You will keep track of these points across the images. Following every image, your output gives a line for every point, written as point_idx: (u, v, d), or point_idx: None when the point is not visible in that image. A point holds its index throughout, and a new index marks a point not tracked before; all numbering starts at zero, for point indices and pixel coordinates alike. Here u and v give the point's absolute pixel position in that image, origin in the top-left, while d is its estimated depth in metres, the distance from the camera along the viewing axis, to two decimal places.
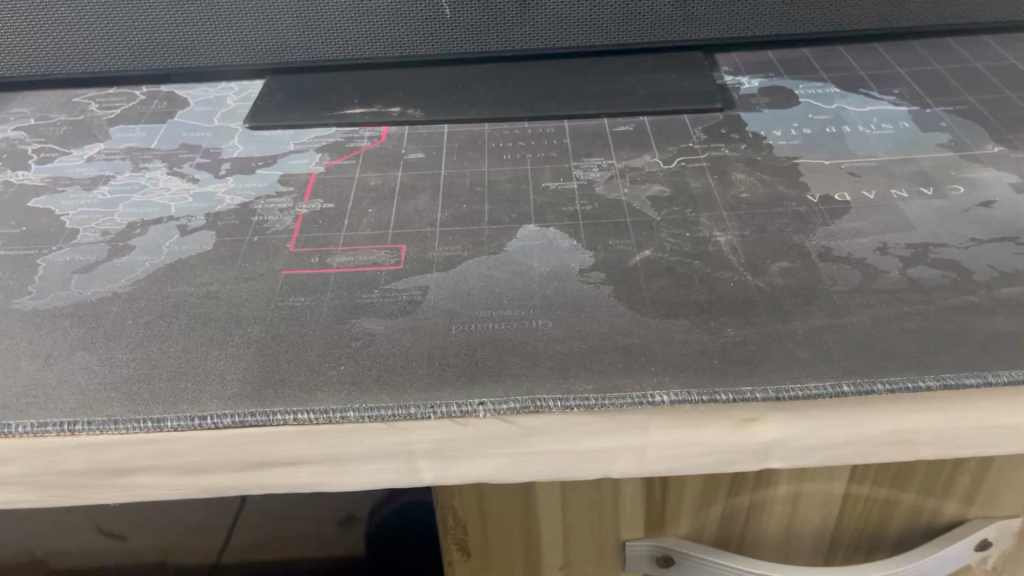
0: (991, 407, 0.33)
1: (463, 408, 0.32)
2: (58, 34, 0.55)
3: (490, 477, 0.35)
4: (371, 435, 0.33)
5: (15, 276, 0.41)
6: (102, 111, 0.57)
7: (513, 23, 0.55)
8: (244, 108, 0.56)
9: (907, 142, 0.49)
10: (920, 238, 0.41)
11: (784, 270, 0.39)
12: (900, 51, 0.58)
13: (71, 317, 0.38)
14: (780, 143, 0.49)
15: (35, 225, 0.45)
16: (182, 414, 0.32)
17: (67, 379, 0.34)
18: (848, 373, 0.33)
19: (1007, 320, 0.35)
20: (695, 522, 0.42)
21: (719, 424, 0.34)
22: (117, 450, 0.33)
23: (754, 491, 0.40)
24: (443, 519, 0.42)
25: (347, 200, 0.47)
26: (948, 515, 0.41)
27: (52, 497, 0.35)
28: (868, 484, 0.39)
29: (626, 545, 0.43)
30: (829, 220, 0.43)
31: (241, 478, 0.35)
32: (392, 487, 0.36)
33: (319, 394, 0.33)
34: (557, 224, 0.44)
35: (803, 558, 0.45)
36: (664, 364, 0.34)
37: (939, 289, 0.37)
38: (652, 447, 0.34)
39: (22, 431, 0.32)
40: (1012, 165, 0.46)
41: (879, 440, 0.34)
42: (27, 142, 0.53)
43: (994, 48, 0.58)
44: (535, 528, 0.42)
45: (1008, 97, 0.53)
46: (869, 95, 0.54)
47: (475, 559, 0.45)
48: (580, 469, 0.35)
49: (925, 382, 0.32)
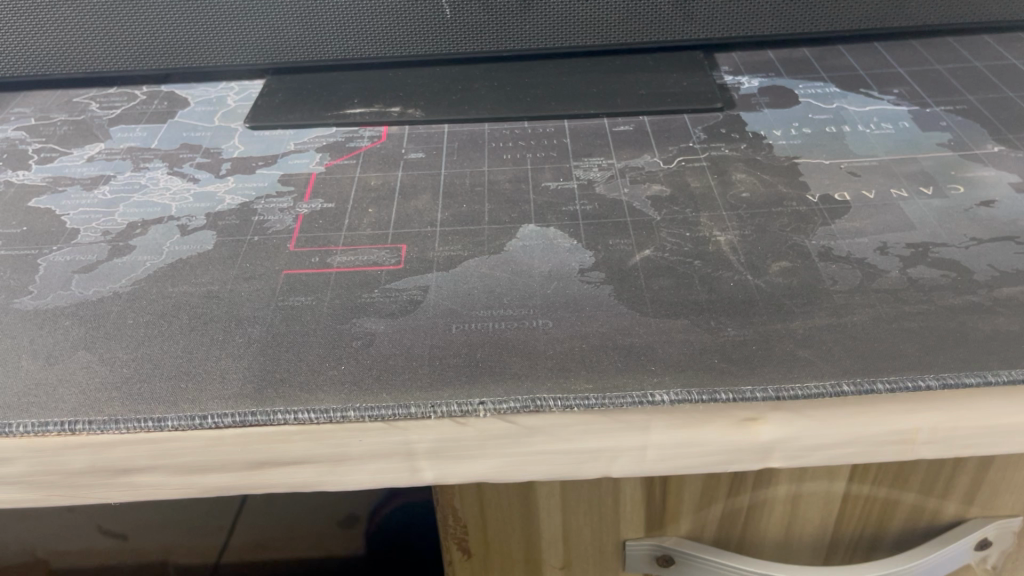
0: (991, 407, 0.33)
1: (464, 408, 0.32)
2: (59, 35, 0.55)
3: (490, 477, 0.36)
4: (371, 435, 0.33)
5: (16, 276, 0.41)
6: (102, 111, 0.57)
7: (513, 22, 0.55)
8: (244, 108, 0.56)
9: (907, 143, 0.49)
10: (920, 238, 0.41)
11: (784, 270, 0.39)
12: (900, 51, 0.58)
13: (72, 317, 0.38)
14: (780, 143, 0.49)
15: (35, 225, 0.45)
16: (182, 413, 0.32)
17: (67, 379, 0.34)
18: (848, 373, 0.33)
19: (1007, 320, 0.35)
20: (695, 522, 0.42)
21: (719, 424, 0.34)
22: (117, 449, 0.33)
23: (754, 491, 0.40)
24: (443, 519, 0.42)
25: (347, 200, 0.47)
26: (948, 515, 0.41)
27: (53, 496, 0.35)
28: (868, 484, 0.40)
29: (626, 545, 0.43)
30: (829, 220, 0.43)
31: (241, 478, 0.35)
32: (392, 487, 0.36)
33: (319, 394, 0.33)
34: (557, 224, 0.44)
35: (803, 558, 0.45)
36: (664, 364, 0.34)
37: (939, 289, 0.37)
38: (652, 447, 0.34)
39: (22, 431, 0.32)
40: (1013, 165, 0.46)
41: (879, 440, 0.34)
42: (27, 142, 0.53)
43: (994, 48, 0.58)
44: (535, 528, 0.42)
45: (1008, 96, 0.53)
46: (870, 94, 0.54)
47: (475, 559, 0.45)
48: (580, 469, 0.35)
49: (925, 381, 0.32)
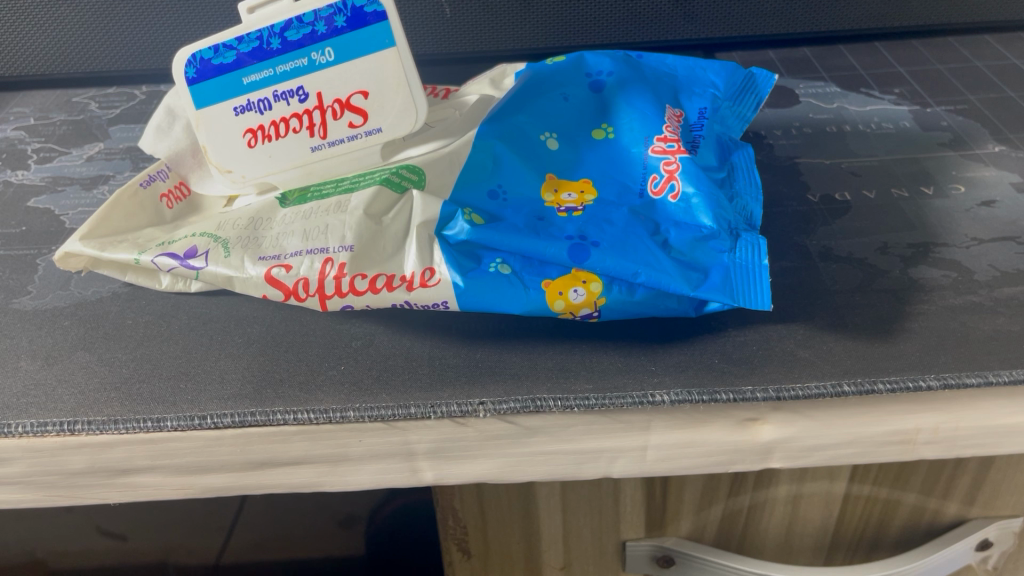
0: (992, 407, 0.33)
1: (463, 408, 0.32)
2: (58, 33, 0.55)
3: (489, 478, 0.35)
4: (370, 435, 0.33)
5: (15, 275, 0.41)
6: (102, 111, 0.57)
7: (513, 21, 0.56)
8: None
9: (908, 142, 0.49)
10: (922, 238, 0.40)
11: (785, 269, 0.39)
12: (900, 51, 0.58)
13: (71, 317, 0.38)
14: (780, 143, 0.49)
15: (35, 225, 0.45)
16: (183, 413, 0.32)
17: (67, 379, 0.34)
18: (849, 373, 0.33)
19: (1007, 320, 0.35)
20: (695, 522, 0.42)
21: (720, 424, 0.34)
22: (116, 450, 0.33)
23: (754, 491, 0.39)
24: (443, 519, 0.42)
25: None
26: (948, 516, 0.41)
27: (49, 497, 0.35)
28: (869, 485, 0.39)
29: (626, 545, 0.43)
30: (830, 220, 0.43)
31: (241, 478, 0.34)
32: (391, 487, 0.36)
33: (318, 394, 0.33)
34: None
35: (803, 558, 0.44)
36: (665, 364, 0.34)
37: (941, 289, 0.37)
38: (652, 447, 0.34)
39: (21, 431, 0.32)
40: (1013, 164, 0.46)
41: (882, 440, 0.34)
42: (27, 142, 0.53)
43: (994, 48, 0.58)
44: (535, 528, 0.42)
45: (1008, 96, 0.53)
46: (870, 94, 0.54)
47: (474, 559, 0.45)
48: (580, 469, 0.35)
49: (926, 381, 0.32)
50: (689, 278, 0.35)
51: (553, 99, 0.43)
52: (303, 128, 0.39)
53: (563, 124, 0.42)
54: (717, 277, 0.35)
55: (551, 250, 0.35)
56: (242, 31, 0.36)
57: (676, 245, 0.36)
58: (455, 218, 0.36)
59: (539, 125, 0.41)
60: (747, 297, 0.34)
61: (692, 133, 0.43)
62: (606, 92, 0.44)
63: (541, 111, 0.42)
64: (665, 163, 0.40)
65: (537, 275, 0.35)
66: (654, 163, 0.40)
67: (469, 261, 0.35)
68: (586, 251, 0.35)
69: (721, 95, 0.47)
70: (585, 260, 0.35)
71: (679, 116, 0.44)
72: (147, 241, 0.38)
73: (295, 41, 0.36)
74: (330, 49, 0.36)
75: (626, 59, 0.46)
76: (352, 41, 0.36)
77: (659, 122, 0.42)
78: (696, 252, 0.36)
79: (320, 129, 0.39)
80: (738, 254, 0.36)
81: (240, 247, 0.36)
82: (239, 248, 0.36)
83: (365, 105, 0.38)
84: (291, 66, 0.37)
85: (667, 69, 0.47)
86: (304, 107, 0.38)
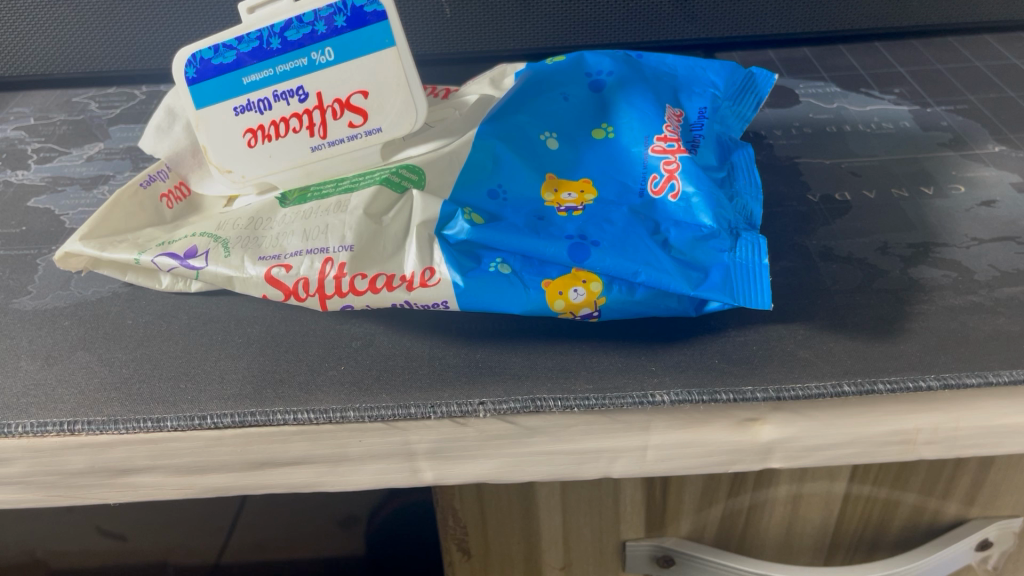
0: (992, 407, 0.33)
1: (463, 408, 0.32)
2: (58, 33, 0.55)
3: (489, 478, 0.35)
4: (370, 435, 0.33)
5: (15, 276, 0.41)
6: (102, 111, 0.57)
7: (513, 21, 0.56)
8: None
9: (908, 143, 0.49)
10: (922, 238, 0.40)
11: (785, 269, 0.39)
12: (900, 51, 0.58)
13: (71, 317, 0.38)
14: (780, 143, 0.49)
15: (35, 225, 0.45)
16: (183, 414, 0.32)
17: (67, 379, 0.34)
18: (849, 374, 0.33)
19: (1007, 320, 0.35)
20: (695, 522, 0.42)
21: (720, 423, 0.34)
22: (116, 450, 0.33)
23: (754, 491, 0.39)
24: (443, 519, 0.42)
25: None
26: (948, 516, 0.41)
27: (49, 497, 0.35)
28: (869, 485, 0.39)
29: (626, 545, 0.43)
30: (830, 220, 0.42)
31: (241, 478, 0.34)
32: (391, 487, 0.36)
33: (318, 394, 0.33)
34: None
35: (803, 558, 0.44)
36: (665, 364, 0.34)
37: (941, 289, 0.37)
38: (652, 447, 0.34)
39: (21, 431, 0.32)
40: (1013, 164, 0.46)
41: (882, 440, 0.34)
42: (27, 142, 0.53)
43: (994, 48, 0.58)
44: (535, 529, 0.42)
45: (1008, 96, 0.53)
46: (870, 94, 0.54)
47: (474, 559, 0.44)
48: (580, 469, 0.35)
49: (926, 381, 0.32)
50: (689, 277, 0.35)
51: (553, 99, 0.43)
52: (303, 128, 0.39)
53: (563, 123, 0.42)
54: (717, 277, 0.35)
55: (551, 249, 0.35)
56: (242, 31, 0.36)
57: (677, 245, 0.36)
58: (455, 218, 0.36)
59: (539, 124, 0.41)
60: (747, 296, 0.34)
61: (691, 133, 0.43)
62: (606, 91, 0.44)
63: (541, 111, 0.42)
64: (665, 162, 0.40)
65: (537, 274, 0.35)
66: (654, 163, 0.40)
67: (469, 261, 0.35)
68: (586, 250, 0.35)
69: (721, 95, 0.47)
70: (584, 260, 0.35)
71: (679, 116, 0.44)
72: (147, 241, 0.38)
73: (295, 41, 0.36)
74: (330, 49, 0.36)
75: (626, 59, 0.46)
76: (352, 41, 0.36)
77: (659, 122, 0.42)
78: (696, 252, 0.36)
79: (321, 129, 0.39)
80: (738, 254, 0.36)
81: (240, 247, 0.36)
82: (239, 248, 0.36)
83: (365, 105, 0.38)
84: (291, 66, 0.37)
85: (667, 68, 0.47)
86: (304, 107, 0.38)
